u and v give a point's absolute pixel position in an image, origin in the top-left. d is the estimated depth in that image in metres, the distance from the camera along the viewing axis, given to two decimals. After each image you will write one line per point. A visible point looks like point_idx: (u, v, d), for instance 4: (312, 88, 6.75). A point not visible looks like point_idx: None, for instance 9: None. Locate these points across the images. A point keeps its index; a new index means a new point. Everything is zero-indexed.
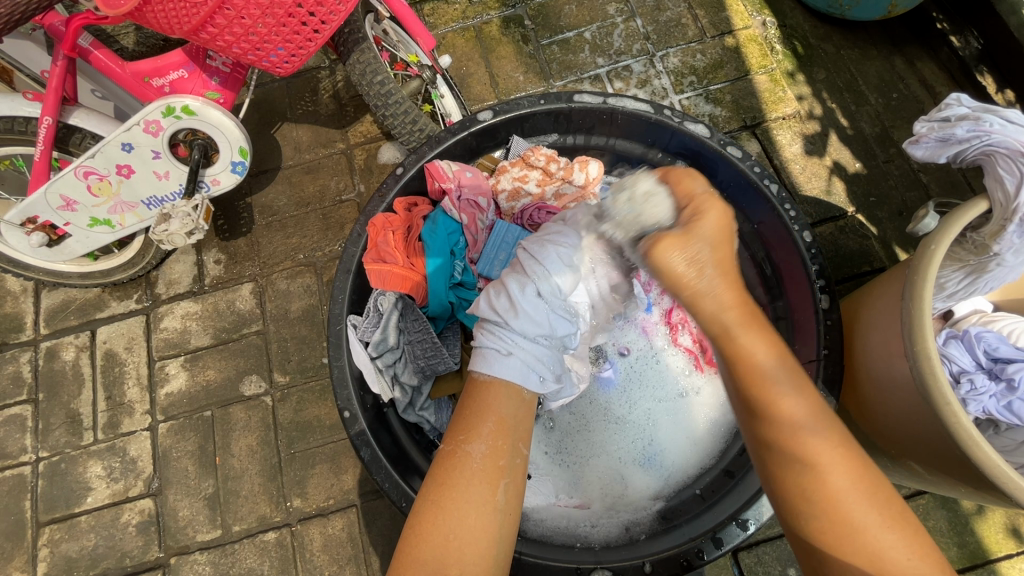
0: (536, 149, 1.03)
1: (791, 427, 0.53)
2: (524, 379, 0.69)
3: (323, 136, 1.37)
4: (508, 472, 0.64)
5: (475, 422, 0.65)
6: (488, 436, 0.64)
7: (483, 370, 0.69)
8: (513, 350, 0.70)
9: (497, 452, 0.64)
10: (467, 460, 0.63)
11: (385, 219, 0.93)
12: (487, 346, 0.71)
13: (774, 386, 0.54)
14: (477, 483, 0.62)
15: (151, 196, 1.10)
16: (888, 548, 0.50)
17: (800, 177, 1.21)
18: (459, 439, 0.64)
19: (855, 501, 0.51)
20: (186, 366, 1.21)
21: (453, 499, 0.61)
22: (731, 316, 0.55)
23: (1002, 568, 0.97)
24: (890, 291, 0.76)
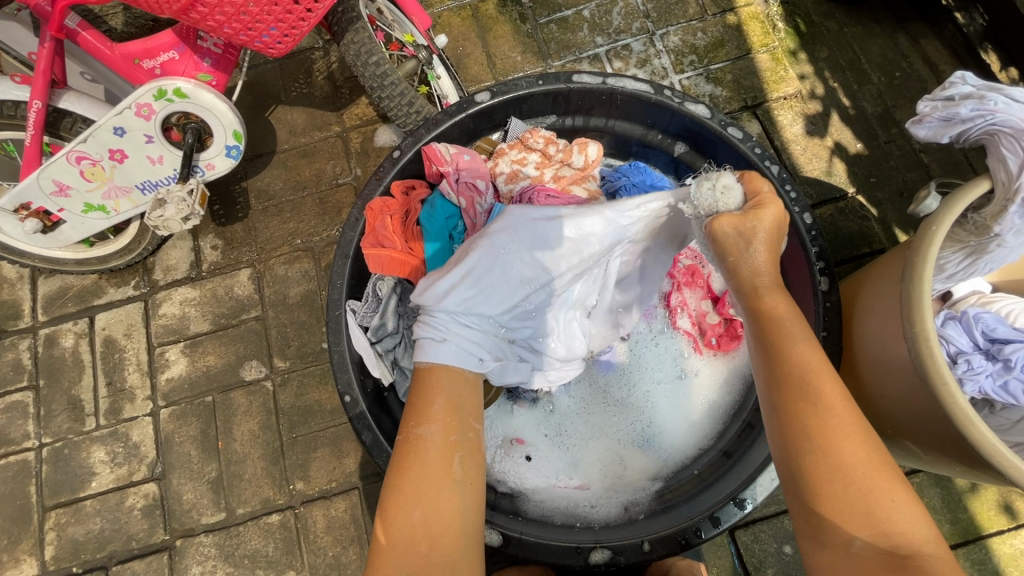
0: (534, 131, 1.01)
1: (809, 371, 0.57)
2: (463, 363, 0.70)
3: (318, 118, 1.35)
4: (462, 446, 0.65)
5: (424, 406, 0.66)
6: (436, 416, 0.65)
7: (423, 359, 0.70)
8: (449, 336, 0.71)
9: (448, 429, 0.65)
10: (421, 442, 0.64)
11: (382, 203, 0.92)
12: (425, 334, 0.72)
13: (789, 333, 0.60)
14: (433, 462, 0.62)
15: (145, 180, 1.09)
16: (881, 496, 0.52)
17: (801, 158, 1.20)
18: (409, 424, 0.65)
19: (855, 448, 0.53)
20: (186, 352, 1.21)
21: (410, 481, 0.61)
22: (761, 281, 0.66)
23: (992, 544, 0.99)
24: (891, 272, 0.75)
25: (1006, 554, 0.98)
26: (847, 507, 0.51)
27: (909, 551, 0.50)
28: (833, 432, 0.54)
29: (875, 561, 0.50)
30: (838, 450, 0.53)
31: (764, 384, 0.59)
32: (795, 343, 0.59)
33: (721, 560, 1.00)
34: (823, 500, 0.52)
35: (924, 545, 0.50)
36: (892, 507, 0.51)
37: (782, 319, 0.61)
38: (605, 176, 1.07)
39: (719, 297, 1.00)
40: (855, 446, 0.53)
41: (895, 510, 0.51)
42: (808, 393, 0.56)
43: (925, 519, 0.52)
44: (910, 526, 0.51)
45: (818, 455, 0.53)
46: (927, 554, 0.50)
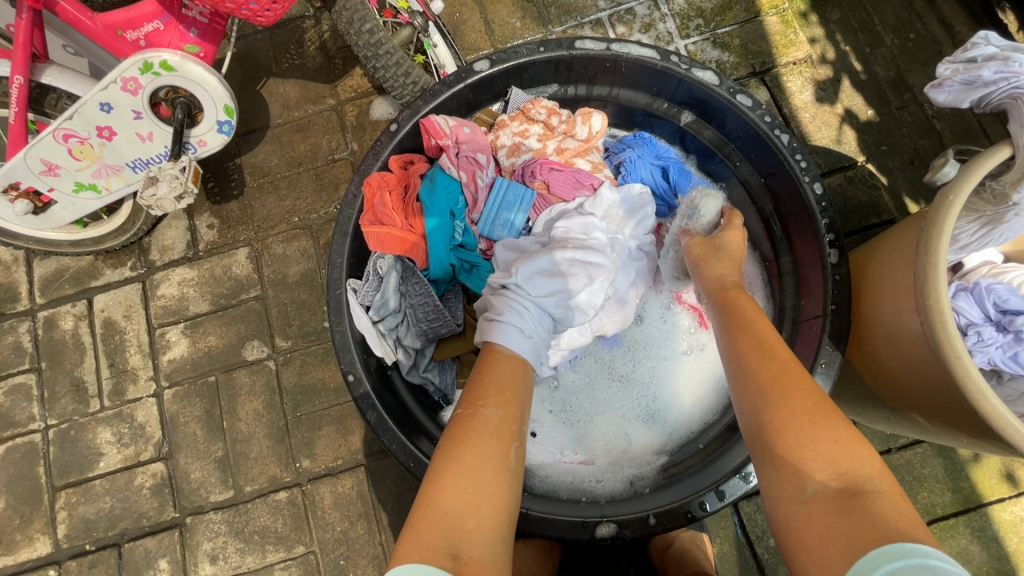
0: (536, 101, 0.97)
1: (761, 339, 0.66)
2: (533, 362, 0.75)
3: (312, 91, 1.31)
4: (519, 438, 0.66)
5: (492, 389, 0.68)
6: (502, 402, 0.67)
7: (503, 346, 0.74)
8: (532, 335, 0.77)
9: (510, 418, 0.66)
10: (484, 423, 0.64)
11: (381, 178, 0.89)
12: (510, 326, 0.75)
13: (748, 314, 0.71)
14: (491, 444, 0.63)
15: (136, 158, 1.05)
16: (818, 437, 0.54)
17: (810, 126, 1.16)
18: (478, 403, 0.66)
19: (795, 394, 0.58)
20: (186, 333, 1.21)
21: (468, 456, 0.61)
22: (727, 278, 0.81)
23: (993, 512, 1.00)
24: (905, 243, 0.73)
25: (1006, 521, 0.99)
26: (801, 447, 0.54)
27: (859, 487, 0.50)
28: (788, 382, 0.59)
29: (824, 497, 0.50)
30: (787, 400, 0.57)
31: (727, 354, 0.67)
32: (748, 320, 0.70)
33: (724, 530, 1.02)
34: (785, 448, 0.54)
35: (871, 481, 0.50)
36: (835, 448, 0.53)
37: (741, 303, 0.74)
38: (609, 148, 1.06)
39: None
40: (804, 395, 0.58)
41: (835, 450, 0.52)
42: (766, 356, 0.63)
43: (871, 460, 0.52)
44: (859, 466, 0.51)
45: (776, 409, 0.57)
46: (877, 492, 0.49)
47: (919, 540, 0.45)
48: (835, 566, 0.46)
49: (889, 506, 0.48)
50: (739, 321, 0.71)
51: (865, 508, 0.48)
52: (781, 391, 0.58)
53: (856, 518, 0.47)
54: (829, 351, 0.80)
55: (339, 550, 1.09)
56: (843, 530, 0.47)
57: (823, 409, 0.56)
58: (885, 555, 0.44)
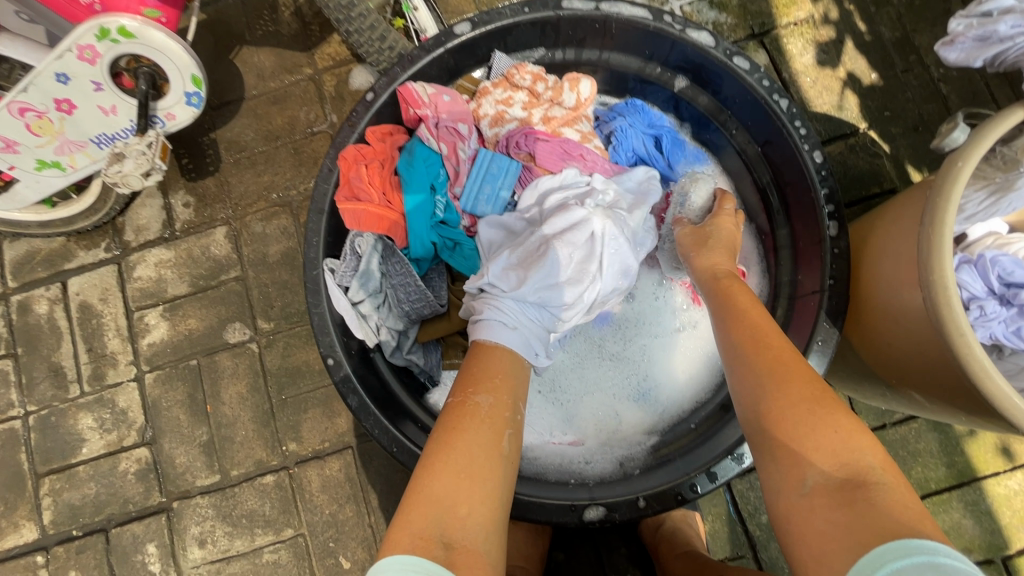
0: (520, 66, 0.91)
1: (756, 331, 0.64)
2: (523, 352, 0.74)
3: (287, 60, 1.24)
4: (512, 425, 0.64)
5: (484, 378, 0.67)
6: (495, 389, 0.66)
7: (489, 338, 0.73)
8: (517, 325, 0.75)
9: (502, 405, 0.65)
10: (476, 409, 0.63)
11: (357, 151, 0.84)
12: (494, 320, 0.75)
13: (741, 305, 0.69)
14: (484, 429, 0.61)
15: (100, 133, 1.00)
16: (818, 426, 0.52)
17: (810, 91, 1.11)
18: (468, 390, 0.65)
19: (789, 385, 0.56)
20: (166, 316, 1.17)
21: (461, 442, 0.59)
22: (720, 263, 0.78)
23: (987, 486, 0.99)
24: (907, 214, 0.69)
25: (1000, 495, 0.98)
26: (800, 436, 0.52)
27: (861, 477, 0.48)
28: (785, 372, 0.57)
29: (825, 488, 0.48)
30: (785, 390, 0.56)
31: (725, 346, 0.65)
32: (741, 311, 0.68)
33: (716, 508, 1.00)
34: (785, 440, 0.53)
35: (874, 471, 0.48)
36: (834, 438, 0.50)
37: (734, 292, 0.72)
38: (599, 117, 1.01)
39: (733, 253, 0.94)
40: (802, 385, 0.56)
41: (835, 440, 0.50)
42: (762, 347, 0.61)
43: (873, 449, 0.50)
44: (860, 455, 0.49)
45: (775, 399, 0.55)
46: (880, 483, 0.47)
47: (927, 533, 0.43)
48: (838, 563, 0.44)
49: (892, 496, 0.46)
50: (734, 311, 0.68)
51: (867, 499, 0.46)
52: (779, 382, 0.56)
53: (859, 511, 0.46)
54: (827, 328, 0.77)
55: (329, 532, 1.07)
56: (846, 524, 0.45)
57: (821, 398, 0.54)
58: (891, 552, 0.42)
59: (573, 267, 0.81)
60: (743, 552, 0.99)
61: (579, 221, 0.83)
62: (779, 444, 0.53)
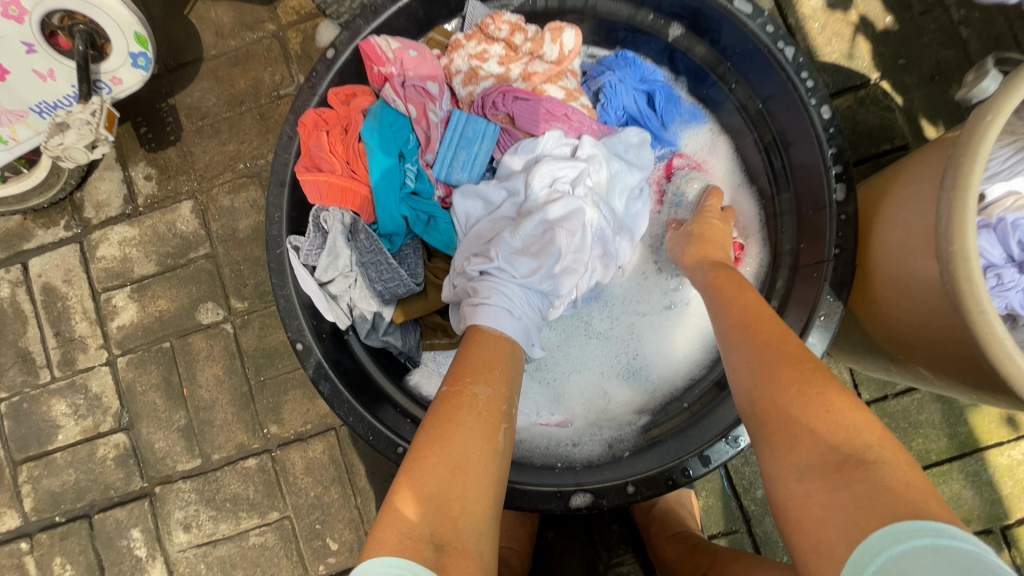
0: (496, 15, 0.82)
1: (748, 313, 0.60)
2: (524, 344, 0.69)
3: (247, 16, 1.13)
4: (509, 418, 0.59)
5: (482, 367, 0.61)
6: (495, 380, 0.60)
7: (490, 326, 0.67)
8: (521, 316, 0.70)
9: (500, 397, 0.60)
10: (473, 401, 0.57)
11: (318, 117, 0.77)
12: (496, 309, 0.69)
13: (732, 291, 0.65)
14: (481, 423, 0.56)
15: (40, 101, 0.92)
16: (811, 407, 0.47)
17: (818, 38, 1.01)
18: (465, 380, 0.59)
19: (780, 366, 0.52)
20: (134, 297, 1.11)
21: (458, 436, 0.54)
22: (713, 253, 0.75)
23: (989, 456, 0.96)
24: (925, 176, 0.63)
25: (1002, 465, 0.96)
26: (795, 421, 0.48)
27: (859, 456, 0.44)
28: (779, 354, 0.53)
29: (821, 474, 0.44)
30: (776, 372, 0.51)
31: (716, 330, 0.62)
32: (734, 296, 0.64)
33: (710, 483, 0.98)
34: (783, 412, 0.48)
35: (871, 450, 0.44)
36: (828, 419, 0.46)
37: (724, 282, 0.67)
38: (586, 73, 0.92)
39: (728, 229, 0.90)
40: (792, 361, 0.52)
41: (830, 421, 0.46)
42: (752, 330, 0.57)
43: (870, 425, 0.46)
44: (856, 433, 0.45)
45: (768, 381, 0.51)
46: (878, 461, 0.43)
47: (936, 515, 0.38)
48: (838, 554, 0.40)
49: (895, 475, 0.41)
50: (727, 296, 0.64)
51: (868, 482, 0.42)
52: (768, 362, 0.53)
53: (856, 492, 0.41)
54: (830, 302, 0.71)
55: (315, 514, 1.05)
56: (844, 509, 0.41)
57: (814, 376, 0.49)
58: (884, 539, 0.38)
59: (572, 256, 0.78)
60: (737, 526, 0.97)
61: (578, 209, 0.79)
62: (772, 427, 0.49)
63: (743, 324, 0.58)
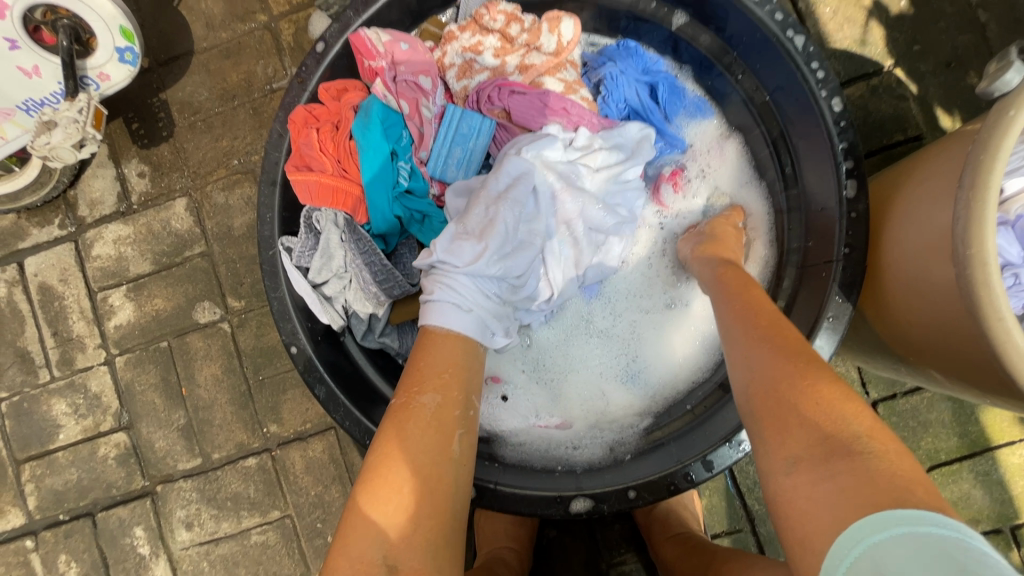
0: (491, 4, 0.79)
1: (755, 303, 0.59)
2: (479, 337, 0.67)
3: (238, 6, 1.10)
4: (464, 423, 0.59)
5: (427, 371, 0.60)
6: (440, 385, 0.60)
7: (437, 325, 0.65)
8: (473, 308, 0.67)
9: (450, 403, 0.59)
10: (420, 413, 0.57)
11: (308, 113, 0.75)
12: (444, 302, 0.66)
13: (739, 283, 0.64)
14: (429, 436, 0.56)
15: (28, 99, 0.89)
16: (808, 400, 0.46)
17: (829, 24, 0.97)
18: (412, 391, 0.59)
19: (777, 360, 0.50)
20: (130, 296, 1.10)
21: (404, 454, 0.55)
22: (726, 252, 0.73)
23: (1001, 455, 0.93)
24: (944, 172, 0.60)
25: (1014, 465, 0.93)
26: (786, 416, 0.46)
27: (846, 447, 0.42)
28: (784, 344, 0.51)
29: (811, 465, 0.42)
30: (775, 361, 0.50)
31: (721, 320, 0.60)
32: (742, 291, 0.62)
33: (714, 483, 0.97)
34: (783, 399, 0.47)
35: (860, 440, 0.42)
36: (820, 411, 0.45)
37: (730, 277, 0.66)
38: (586, 63, 0.89)
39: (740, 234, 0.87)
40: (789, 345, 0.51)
41: (830, 416, 0.44)
42: (752, 316, 0.57)
43: (858, 415, 0.44)
44: (844, 425, 0.43)
45: (765, 372, 0.50)
46: (867, 452, 0.41)
47: (922, 501, 0.37)
48: (821, 545, 0.39)
49: (882, 466, 0.40)
50: (730, 292, 0.63)
51: (855, 470, 0.40)
52: (781, 349, 0.51)
53: (843, 483, 0.40)
54: (839, 304, 0.69)
55: (316, 513, 1.05)
56: (830, 501, 0.40)
57: (806, 367, 0.48)
58: (860, 530, 0.37)
59: (530, 242, 0.75)
60: (740, 526, 0.95)
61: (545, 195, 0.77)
62: (764, 418, 0.48)
63: (749, 312, 0.58)
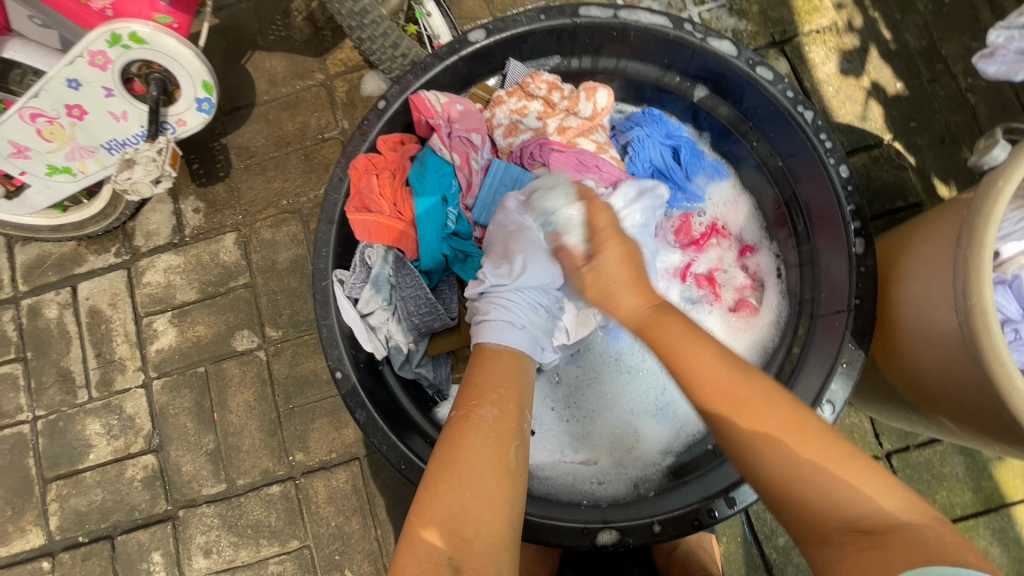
0: (536, 75, 0.90)
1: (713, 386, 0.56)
2: (531, 352, 0.71)
3: (299, 65, 1.23)
4: (520, 436, 0.61)
5: (484, 388, 0.63)
6: (496, 400, 0.62)
7: (493, 342, 0.69)
8: (525, 324, 0.72)
9: (506, 416, 0.61)
10: (479, 424, 0.59)
11: (368, 161, 0.83)
12: (498, 319, 0.71)
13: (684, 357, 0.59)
14: (488, 446, 0.58)
15: (111, 139, 0.99)
16: (842, 491, 0.47)
17: (833, 100, 1.08)
18: (470, 403, 0.61)
19: (785, 444, 0.50)
20: (174, 322, 1.16)
21: (466, 462, 0.56)
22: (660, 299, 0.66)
23: (1016, 512, 0.95)
24: (941, 235, 0.66)
25: None
26: (818, 503, 0.48)
27: (890, 530, 0.45)
28: (777, 423, 0.52)
29: (854, 543, 0.45)
30: (780, 443, 0.51)
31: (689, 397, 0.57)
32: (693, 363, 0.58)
33: (732, 529, 0.97)
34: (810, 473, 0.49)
35: (902, 519, 0.45)
36: (857, 492, 0.47)
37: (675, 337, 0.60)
38: (614, 126, 0.99)
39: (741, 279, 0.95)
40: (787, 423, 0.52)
41: (868, 503, 0.46)
42: (730, 399, 0.54)
43: (891, 493, 0.47)
44: (883, 506, 0.46)
45: (773, 455, 0.51)
46: (914, 533, 0.44)
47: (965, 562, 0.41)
48: None
49: (933, 542, 0.43)
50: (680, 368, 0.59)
51: (906, 546, 0.43)
52: (770, 432, 0.51)
53: (896, 556, 0.42)
54: (852, 350, 0.74)
55: (335, 545, 1.06)
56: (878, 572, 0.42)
57: (831, 449, 0.50)
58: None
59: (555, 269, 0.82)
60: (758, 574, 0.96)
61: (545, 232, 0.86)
62: (792, 503, 0.49)
63: (721, 397, 0.55)
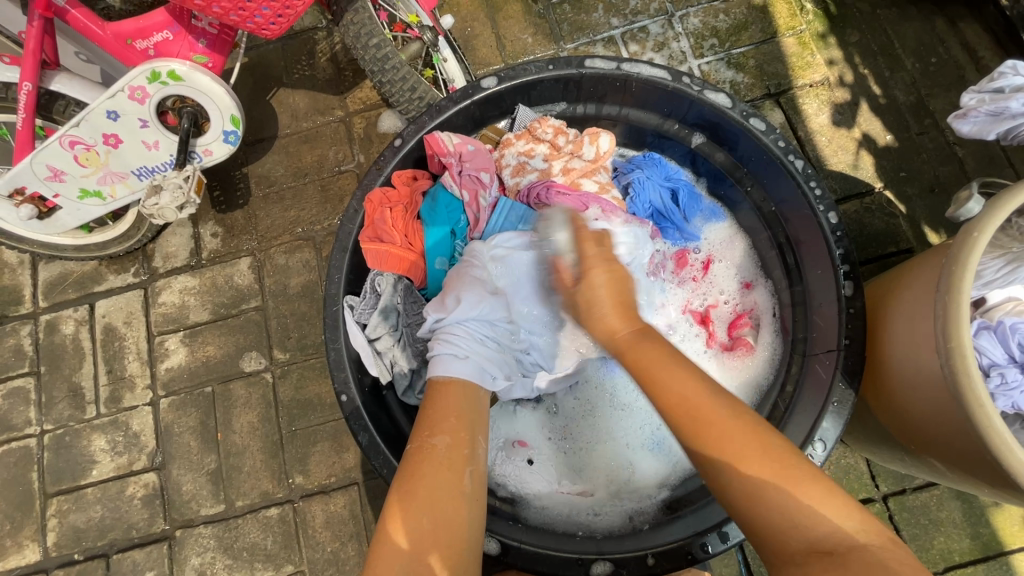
0: (543, 120, 0.96)
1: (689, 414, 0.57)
2: (479, 380, 0.75)
3: (321, 102, 1.31)
4: (474, 460, 0.65)
5: (437, 419, 0.67)
6: (449, 429, 0.66)
7: (442, 373, 0.73)
8: (470, 354, 0.76)
9: (459, 442, 0.65)
10: (433, 453, 0.63)
11: (383, 194, 0.88)
12: (445, 351, 0.76)
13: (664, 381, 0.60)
14: (444, 473, 0.62)
15: (141, 166, 1.05)
16: (794, 510, 0.50)
17: (825, 150, 1.13)
18: (424, 435, 0.65)
19: (751, 463, 0.53)
20: (185, 342, 1.20)
21: (422, 491, 0.60)
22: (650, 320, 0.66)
23: (1014, 561, 0.94)
24: (925, 280, 0.69)
25: None
26: (772, 518, 0.51)
27: (834, 550, 0.48)
28: (748, 444, 0.54)
29: (807, 556, 0.48)
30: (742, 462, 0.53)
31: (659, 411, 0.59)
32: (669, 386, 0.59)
33: (728, 568, 0.97)
34: (763, 490, 0.52)
35: (839, 543, 0.48)
36: (804, 510, 0.50)
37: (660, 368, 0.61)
38: (616, 168, 1.04)
39: (739, 317, 0.98)
40: (747, 449, 0.54)
41: (819, 525, 0.49)
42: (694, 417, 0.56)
43: (845, 515, 0.50)
44: (823, 525, 0.49)
45: (737, 473, 0.53)
46: (854, 549, 0.48)
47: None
48: None
49: (865, 560, 0.46)
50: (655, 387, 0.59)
51: (852, 564, 0.46)
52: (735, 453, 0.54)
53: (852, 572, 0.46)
54: (842, 390, 0.76)
55: (329, 571, 1.06)
56: None
57: (785, 471, 0.52)
58: None
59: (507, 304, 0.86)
60: None
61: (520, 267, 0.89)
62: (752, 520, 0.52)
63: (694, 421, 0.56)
